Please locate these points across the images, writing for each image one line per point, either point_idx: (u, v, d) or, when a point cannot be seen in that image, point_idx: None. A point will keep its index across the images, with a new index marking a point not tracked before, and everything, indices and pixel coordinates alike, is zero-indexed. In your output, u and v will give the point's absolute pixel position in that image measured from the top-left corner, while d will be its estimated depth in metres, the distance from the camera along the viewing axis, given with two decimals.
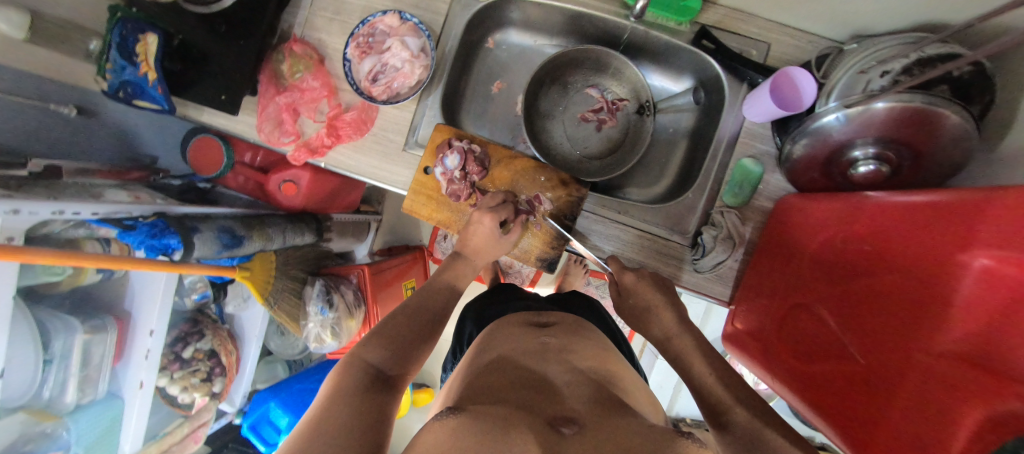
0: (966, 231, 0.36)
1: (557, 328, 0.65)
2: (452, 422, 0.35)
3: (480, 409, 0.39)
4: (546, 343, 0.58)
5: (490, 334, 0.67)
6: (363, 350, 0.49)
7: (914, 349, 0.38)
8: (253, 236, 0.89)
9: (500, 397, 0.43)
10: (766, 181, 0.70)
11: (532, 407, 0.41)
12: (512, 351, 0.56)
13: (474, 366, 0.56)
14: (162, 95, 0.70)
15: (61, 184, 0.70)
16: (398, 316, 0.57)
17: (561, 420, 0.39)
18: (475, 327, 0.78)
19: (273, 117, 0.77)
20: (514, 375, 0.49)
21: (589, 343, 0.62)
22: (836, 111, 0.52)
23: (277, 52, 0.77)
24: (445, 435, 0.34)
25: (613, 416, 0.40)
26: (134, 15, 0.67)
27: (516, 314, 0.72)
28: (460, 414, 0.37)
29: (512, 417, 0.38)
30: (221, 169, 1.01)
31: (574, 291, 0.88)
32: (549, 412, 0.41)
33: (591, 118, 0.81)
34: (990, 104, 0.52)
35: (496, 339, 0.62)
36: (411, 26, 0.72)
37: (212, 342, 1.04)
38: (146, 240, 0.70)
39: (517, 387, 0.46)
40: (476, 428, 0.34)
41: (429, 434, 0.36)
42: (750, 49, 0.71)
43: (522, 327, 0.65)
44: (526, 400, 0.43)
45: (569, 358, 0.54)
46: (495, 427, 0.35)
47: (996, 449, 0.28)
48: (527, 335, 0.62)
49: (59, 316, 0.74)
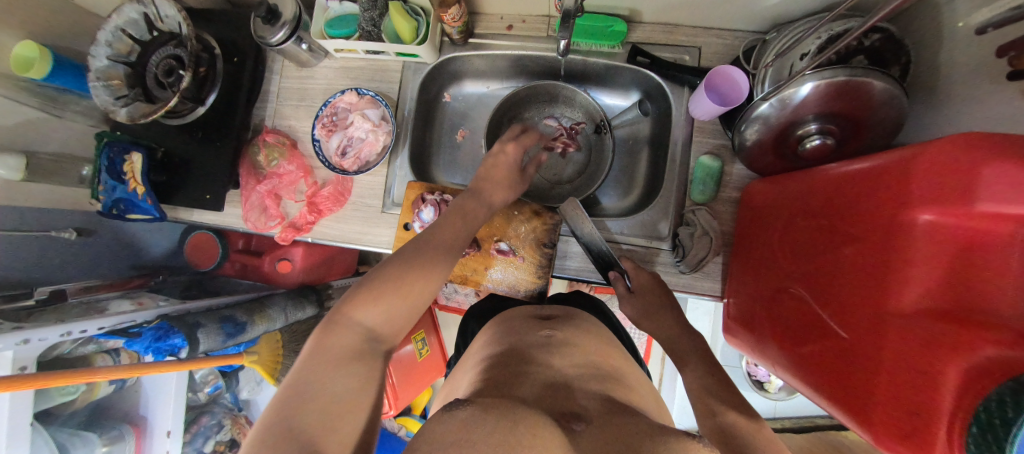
0: (904, 191, 0.38)
1: (560, 320, 0.64)
2: (460, 416, 0.35)
3: (486, 402, 0.38)
4: (551, 336, 0.57)
5: (493, 327, 0.65)
6: (354, 310, 0.43)
7: (883, 312, 0.39)
8: (256, 320, 0.91)
9: (505, 390, 0.43)
10: (728, 172, 0.73)
11: (539, 403, 0.41)
12: (514, 344, 0.55)
13: (478, 361, 0.55)
14: (152, 205, 0.75)
15: (68, 306, 0.73)
16: (403, 262, 0.49)
17: (569, 416, 0.40)
18: (478, 325, 0.73)
19: (257, 204, 0.81)
20: (520, 371, 0.48)
21: (592, 337, 0.59)
22: (767, 100, 0.56)
23: (252, 145, 0.82)
24: (458, 427, 0.33)
25: (618, 414, 0.40)
26: (120, 137, 0.74)
27: (518, 308, 0.71)
28: (469, 407, 0.36)
29: (518, 410, 0.37)
30: (217, 260, 1.08)
31: (578, 291, 0.86)
32: (554, 408, 0.41)
33: (554, 146, 0.86)
34: (907, 63, 0.57)
35: (496, 333, 0.61)
36: (369, 98, 0.78)
37: (232, 432, 1.05)
38: (152, 345, 0.72)
39: (523, 382, 0.45)
40: (485, 424, 0.33)
41: (434, 428, 0.34)
42: (682, 56, 0.76)
43: (525, 320, 0.64)
44: (534, 396, 0.42)
45: (568, 352, 0.53)
46: (506, 422, 0.34)
47: (992, 400, 0.28)
48: (532, 329, 0.60)
49: (78, 433, 0.76)
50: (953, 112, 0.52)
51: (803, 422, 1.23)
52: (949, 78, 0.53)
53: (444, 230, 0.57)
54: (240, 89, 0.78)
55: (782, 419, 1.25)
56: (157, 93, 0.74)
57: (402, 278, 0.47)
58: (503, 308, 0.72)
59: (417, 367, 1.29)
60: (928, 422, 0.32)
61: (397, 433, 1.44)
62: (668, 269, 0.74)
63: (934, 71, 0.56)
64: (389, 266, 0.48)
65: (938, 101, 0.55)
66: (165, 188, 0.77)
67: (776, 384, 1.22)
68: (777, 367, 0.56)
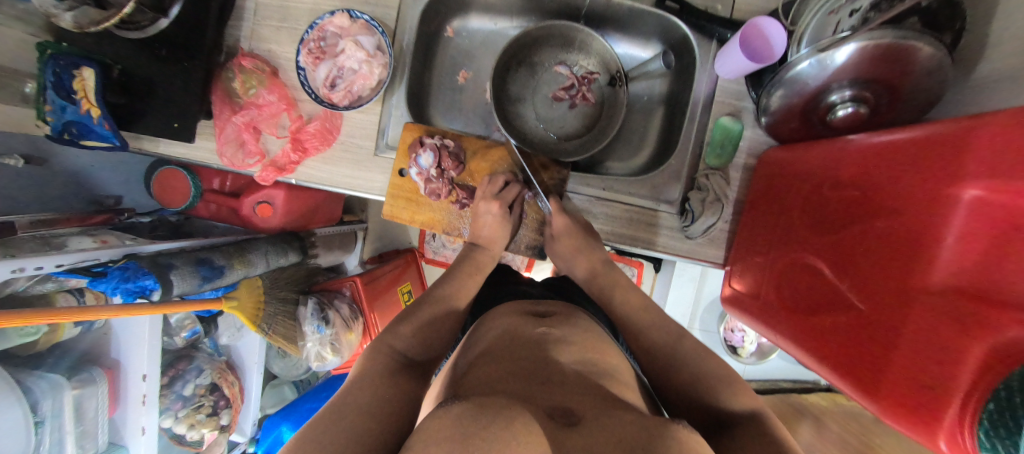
0: (954, 163, 0.35)
1: (556, 319, 0.61)
2: (454, 411, 0.32)
3: (480, 399, 0.34)
4: (546, 334, 0.54)
5: (488, 323, 0.62)
6: (391, 337, 0.52)
7: (909, 289, 0.38)
8: (234, 264, 0.86)
9: (500, 387, 0.40)
10: (746, 137, 0.70)
11: (530, 397, 0.38)
12: (508, 343, 0.52)
13: (474, 354, 0.52)
14: (111, 131, 0.66)
15: (19, 240, 0.65)
16: (429, 301, 0.60)
17: (557, 412, 0.36)
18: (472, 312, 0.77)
19: (233, 138, 0.73)
20: (513, 368, 0.45)
21: (587, 334, 0.57)
22: (809, 58, 0.50)
23: (226, 69, 0.73)
24: (448, 422, 0.30)
25: (611, 409, 0.37)
26: (66, 49, 0.63)
27: (512, 304, 0.68)
28: (463, 401, 0.33)
29: (511, 405, 0.34)
30: (191, 200, 0.98)
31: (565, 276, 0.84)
32: (546, 403, 0.37)
33: (563, 96, 0.79)
34: (963, 30, 0.50)
35: (489, 332, 0.58)
36: (363, 24, 0.69)
37: (212, 376, 1.02)
38: (120, 285, 0.67)
39: (515, 378, 0.42)
40: (480, 417, 0.30)
41: (428, 425, 0.31)
42: (715, 4, 0.69)
43: (520, 317, 0.61)
44: (523, 391, 0.39)
45: (563, 349, 0.50)
46: (498, 416, 0.30)
47: (1004, 381, 0.27)
48: (525, 325, 0.57)
49: (41, 374, 0.71)
50: (997, 86, 0.50)
51: (768, 384, 1.30)
52: (998, 48, 0.50)
53: (463, 275, 0.66)
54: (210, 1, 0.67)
55: (749, 381, 1.33)
56: None
57: (400, 334, 0.53)
58: (495, 305, 0.70)
59: None
60: (941, 399, 0.32)
61: None
62: (674, 234, 0.73)
63: (983, 40, 0.53)
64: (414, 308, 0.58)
65: (980, 74, 0.53)
66: (125, 112, 0.68)
67: (750, 349, 1.28)
68: (781, 337, 0.57)
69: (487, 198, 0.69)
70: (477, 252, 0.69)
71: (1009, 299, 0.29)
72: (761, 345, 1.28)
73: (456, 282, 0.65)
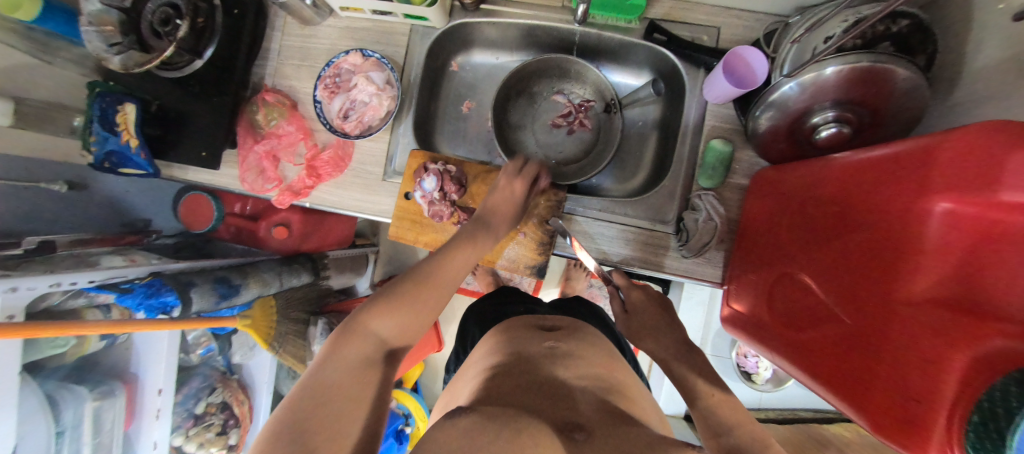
0: (923, 178, 0.37)
1: (563, 332, 0.63)
2: (464, 426, 0.36)
3: (490, 411, 0.38)
4: (553, 347, 0.56)
5: (491, 339, 0.65)
6: (366, 319, 0.45)
7: (891, 301, 0.39)
8: (249, 283, 0.90)
9: (507, 398, 0.43)
10: (738, 159, 0.72)
11: (538, 411, 0.42)
12: (516, 354, 0.54)
13: (480, 368, 0.55)
14: (146, 160, 0.73)
15: (58, 258, 0.72)
16: (416, 277, 0.50)
17: (570, 426, 0.40)
18: (476, 332, 0.79)
19: (255, 165, 0.79)
20: (523, 379, 0.47)
21: (595, 349, 0.58)
22: (790, 81, 0.53)
23: (250, 103, 0.80)
24: (458, 437, 0.34)
25: (622, 424, 0.41)
26: (113, 88, 0.71)
27: (519, 318, 0.70)
28: (471, 415, 0.37)
29: (521, 418, 0.38)
30: (213, 223, 1.04)
31: (577, 298, 0.85)
32: (555, 417, 0.41)
33: (562, 123, 0.83)
34: (934, 53, 0.56)
35: (497, 345, 0.60)
36: (374, 61, 0.75)
37: (223, 394, 1.05)
38: (144, 301, 0.71)
39: (526, 390, 0.45)
40: (490, 433, 0.34)
41: (439, 435, 0.36)
42: (702, 36, 0.74)
43: (527, 330, 0.63)
44: (532, 404, 0.43)
45: (568, 364, 0.51)
46: (506, 431, 0.35)
47: (989, 391, 0.28)
48: (532, 339, 0.59)
49: (66, 385, 0.75)
50: (975, 105, 0.51)
51: (786, 413, 1.24)
52: (975, 70, 0.52)
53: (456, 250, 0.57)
54: (240, 44, 0.75)
55: (767, 410, 1.27)
56: (152, 43, 0.70)
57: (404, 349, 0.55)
58: (506, 320, 0.72)
59: None
60: (927, 409, 0.32)
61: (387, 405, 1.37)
62: (671, 254, 0.74)
63: (961, 63, 0.55)
64: (397, 281, 0.49)
65: (962, 94, 0.54)
66: (160, 143, 0.75)
67: (765, 375, 1.24)
68: (776, 354, 0.57)
69: (511, 176, 0.68)
70: (475, 230, 0.62)
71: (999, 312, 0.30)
72: (776, 372, 1.24)
73: (450, 255, 0.55)
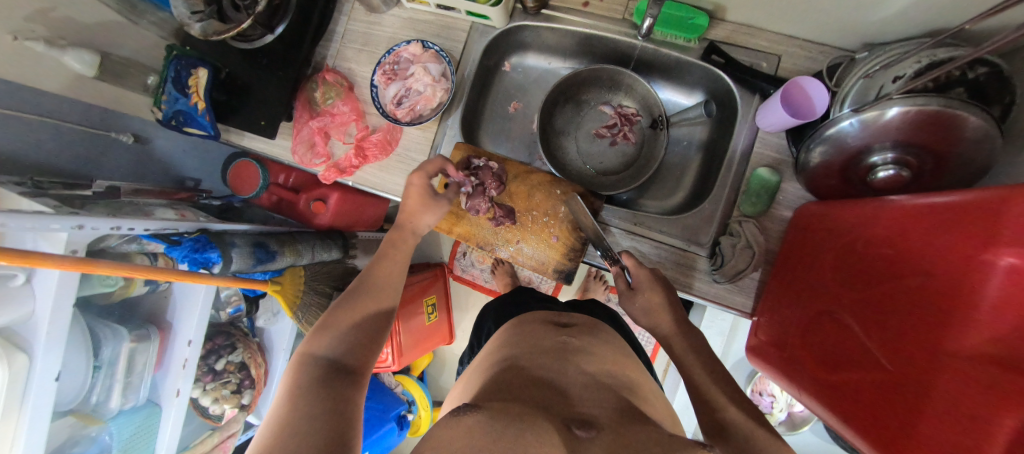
0: (988, 231, 0.36)
1: (578, 329, 0.63)
2: (468, 422, 0.36)
3: (495, 408, 0.39)
4: (566, 342, 0.56)
5: (506, 331, 0.67)
6: (313, 347, 0.49)
7: (938, 352, 0.37)
8: (285, 251, 0.94)
9: (518, 392, 0.44)
10: (784, 189, 0.71)
11: (545, 406, 0.42)
12: (529, 349, 0.55)
13: (492, 360, 0.56)
14: (209, 122, 0.77)
15: (118, 203, 0.77)
16: (359, 294, 0.57)
17: (576, 422, 0.40)
18: (496, 326, 0.80)
19: (306, 139, 0.83)
20: (535, 374, 0.49)
21: (608, 347, 0.59)
22: (850, 117, 0.52)
23: (310, 81, 0.84)
24: (466, 434, 0.35)
25: (632, 422, 0.40)
26: (189, 52, 0.75)
27: (537, 313, 0.71)
28: (476, 412, 0.37)
29: (529, 417, 0.39)
30: (256, 190, 1.07)
31: (592, 299, 0.87)
32: (564, 413, 0.41)
33: (606, 133, 0.83)
34: (1011, 105, 0.53)
35: (517, 338, 0.61)
36: (432, 53, 0.78)
37: (243, 355, 1.08)
38: (190, 254, 0.78)
39: (532, 385, 0.46)
40: (492, 431, 0.35)
41: (441, 431, 0.37)
42: (760, 62, 0.73)
43: (543, 325, 0.64)
44: (541, 399, 0.43)
45: (585, 360, 0.52)
46: (511, 429, 0.36)
47: None
48: (547, 334, 0.60)
49: (110, 324, 0.80)
50: None
51: None
52: None
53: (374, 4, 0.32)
54: (309, 23, 0.78)
55: None
56: (231, 15, 0.74)
57: None
58: (525, 313, 0.74)
59: (424, 329, 1.29)
60: None
61: (393, 390, 1.38)
62: (703, 277, 0.74)
63: None
64: (344, 303, 0.55)
65: None
66: (224, 109, 0.79)
67: (780, 417, 1.20)
68: (804, 393, 0.55)
69: None
70: (396, 232, 0.66)
71: None
72: (792, 415, 1.20)
73: (376, 269, 0.61)
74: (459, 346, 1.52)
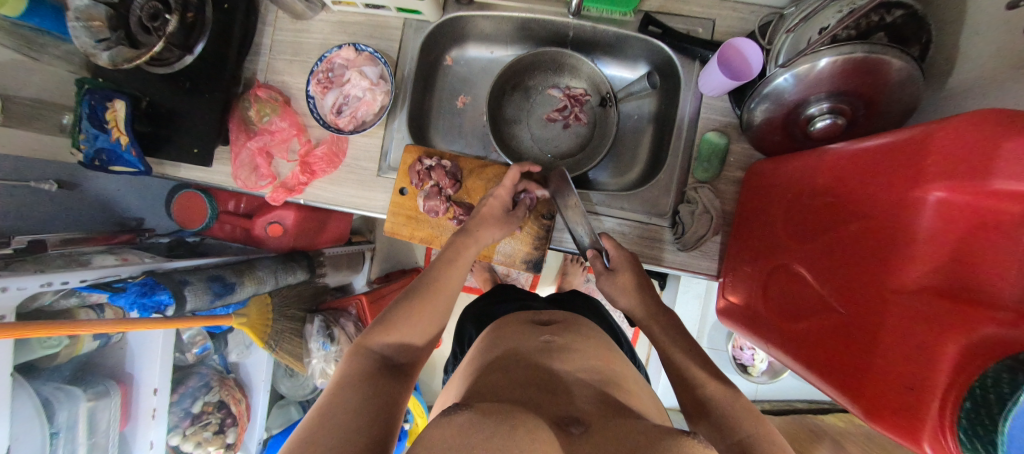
0: (915, 168, 0.37)
1: (559, 326, 0.63)
2: (460, 420, 0.36)
3: (486, 406, 0.39)
4: (549, 341, 0.56)
5: (488, 333, 0.66)
6: (369, 338, 0.50)
7: (883, 290, 0.39)
8: (245, 281, 0.90)
9: (505, 395, 0.44)
10: (734, 151, 0.72)
11: (537, 407, 0.42)
12: (512, 350, 0.54)
13: (474, 366, 0.56)
14: (136, 157, 0.71)
15: (48, 257, 0.71)
16: (421, 292, 0.57)
17: (567, 421, 0.40)
18: (475, 328, 0.79)
19: (248, 162, 0.78)
20: (520, 375, 0.48)
21: (591, 341, 0.58)
22: (785, 73, 0.52)
23: (242, 99, 0.79)
24: (455, 432, 0.34)
25: (617, 417, 0.40)
26: (102, 84, 0.69)
27: (515, 314, 0.70)
28: (467, 410, 0.37)
29: (518, 414, 0.38)
30: (206, 221, 1.03)
31: (576, 292, 0.86)
32: (554, 413, 0.41)
33: (557, 117, 0.83)
34: (928, 43, 0.55)
35: (497, 340, 0.60)
36: (367, 56, 0.74)
37: (220, 393, 1.04)
38: (138, 300, 0.70)
39: (521, 385, 0.46)
40: (484, 427, 0.34)
41: (436, 430, 0.35)
42: (696, 28, 0.73)
43: (522, 326, 0.63)
44: (531, 400, 0.43)
45: (568, 358, 0.51)
46: (504, 425, 0.35)
47: (981, 379, 0.28)
48: (528, 335, 0.59)
49: (61, 387, 0.75)
50: (970, 94, 0.51)
51: (782, 405, 1.25)
52: (970, 57, 0.52)
53: None
54: (230, 39, 0.73)
55: (763, 402, 1.29)
56: (142, 38, 0.68)
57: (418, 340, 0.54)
58: (504, 316, 0.72)
59: None
60: (917, 398, 0.33)
61: None
62: (668, 248, 0.74)
63: (955, 52, 0.54)
64: (408, 298, 0.56)
65: (956, 83, 0.54)
66: (151, 140, 0.74)
67: (761, 368, 1.25)
68: (770, 345, 0.57)
69: None
70: (464, 239, 0.65)
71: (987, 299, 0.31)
72: (772, 364, 1.25)
73: (439, 269, 0.60)
74: (447, 349, 1.50)
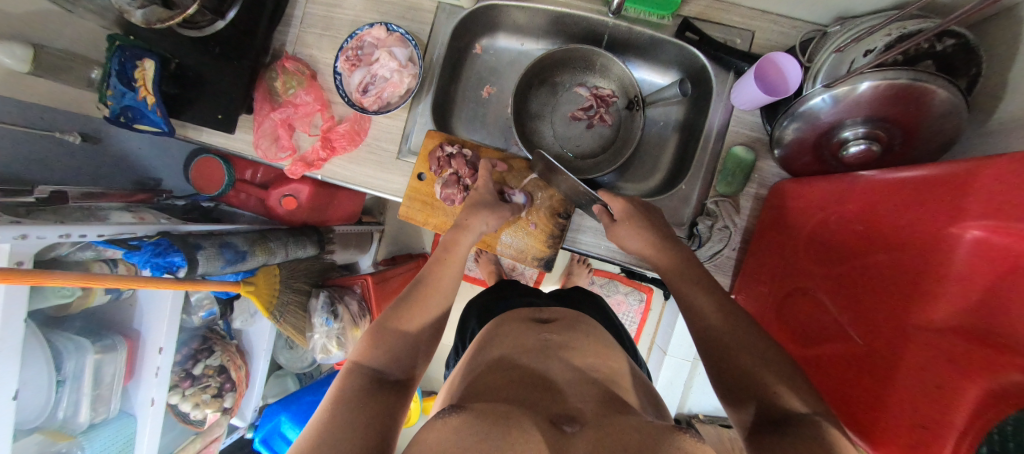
0: (956, 204, 0.36)
1: (560, 323, 0.63)
2: (454, 421, 0.37)
3: (481, 408, 0.40)
4: (548, 340, 0.56)
5: (490, 329, 0.66)
6: (361, 356, 0.50)
7: (905, 324, 0.38)
8: (256, 251, 0.91)
9: (500, 394, 0.44)
10: (759, 167, 0.71)
11: (532, 405, 0.42)
12: (513, 348, 0.55)
13: (476, 360, 0.56)
14: (161, 117, 0.72)
15: (68, 209, 0.73)
16: (410, 301, 0.57)
17: (563, 418, 0.40)
18: (479, 321, 0.79)
19: (270, 132, 0.79)
20: (517, 375, 0.48)
21: (592, 339, 0.58)
22: (822, 94, 0.50)
23: (270, 70, 0.79)
24: (450, 433, 0.35)
25: (615, 413, 0.40)
26: (134, 41, 0.69)
27: (517, 310, 0.71)
28: (462, 412, 0.38)
29: (512, 414, 0.39)
30: (223, 189, 1.04)
31: (576, 287, 0.87)
32: (551, 410, 0.41)
33: (581, 116, 0.81)
34: (977, 76, 0.54)
35: (501, 335, 0.60)
36: (398, 37, 0.74)
37: (221, 358, 1.05)
38: (151, 259, 0.72)
39: (518, 385, 0.46)
40: (479, 428, 0.35)
41: (430, 433, 0.37)
42: (734, 38, 0.72)
43: (522, 324, 0.63)
44: (525, 397, 0.43)
45: (570, 357, 0.52)
46: (496, 426, 0.36)
47: (999, 425, 0.27)
48: (529, 332, 0.59)
49: (70, 337, 0.76)
50: (1013, 132, 0.50)
51: None
52: (1019, 93, 0.50)
53: None
54: (263, 7, 0.73)
55: None
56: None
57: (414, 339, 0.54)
58: (506, 312, 0.72)
59: None
60: (930, 438, 0.32)
61: None
62: None
63: (1002, 89, 0.53)
64: (397, 307, 0.56)
65: (1000, 119, 0.52)
66: (177, 102, 0.74)
67: None
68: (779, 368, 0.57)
69: None
70: (457, 233, 0.65)
71: (1015, 345, 0.30)
72: None
73: (430, 274, 0.61)
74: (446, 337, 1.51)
